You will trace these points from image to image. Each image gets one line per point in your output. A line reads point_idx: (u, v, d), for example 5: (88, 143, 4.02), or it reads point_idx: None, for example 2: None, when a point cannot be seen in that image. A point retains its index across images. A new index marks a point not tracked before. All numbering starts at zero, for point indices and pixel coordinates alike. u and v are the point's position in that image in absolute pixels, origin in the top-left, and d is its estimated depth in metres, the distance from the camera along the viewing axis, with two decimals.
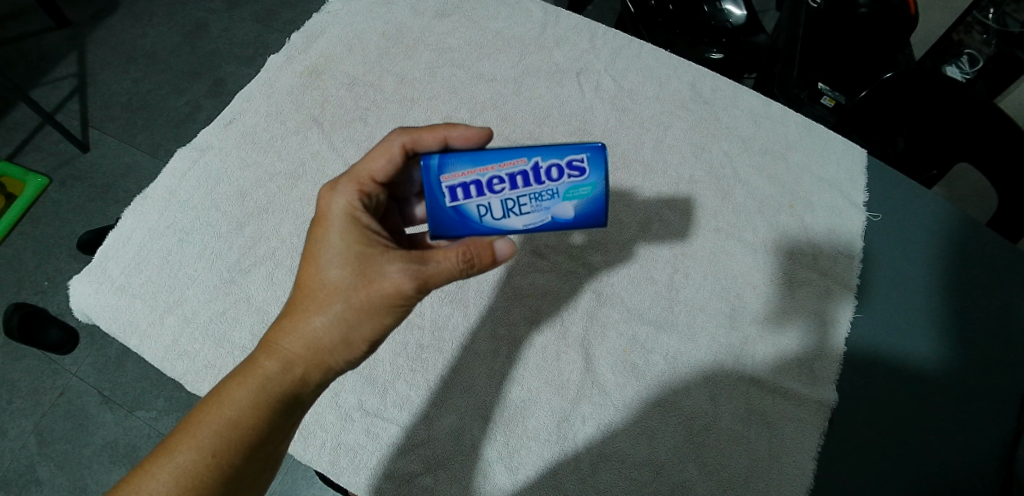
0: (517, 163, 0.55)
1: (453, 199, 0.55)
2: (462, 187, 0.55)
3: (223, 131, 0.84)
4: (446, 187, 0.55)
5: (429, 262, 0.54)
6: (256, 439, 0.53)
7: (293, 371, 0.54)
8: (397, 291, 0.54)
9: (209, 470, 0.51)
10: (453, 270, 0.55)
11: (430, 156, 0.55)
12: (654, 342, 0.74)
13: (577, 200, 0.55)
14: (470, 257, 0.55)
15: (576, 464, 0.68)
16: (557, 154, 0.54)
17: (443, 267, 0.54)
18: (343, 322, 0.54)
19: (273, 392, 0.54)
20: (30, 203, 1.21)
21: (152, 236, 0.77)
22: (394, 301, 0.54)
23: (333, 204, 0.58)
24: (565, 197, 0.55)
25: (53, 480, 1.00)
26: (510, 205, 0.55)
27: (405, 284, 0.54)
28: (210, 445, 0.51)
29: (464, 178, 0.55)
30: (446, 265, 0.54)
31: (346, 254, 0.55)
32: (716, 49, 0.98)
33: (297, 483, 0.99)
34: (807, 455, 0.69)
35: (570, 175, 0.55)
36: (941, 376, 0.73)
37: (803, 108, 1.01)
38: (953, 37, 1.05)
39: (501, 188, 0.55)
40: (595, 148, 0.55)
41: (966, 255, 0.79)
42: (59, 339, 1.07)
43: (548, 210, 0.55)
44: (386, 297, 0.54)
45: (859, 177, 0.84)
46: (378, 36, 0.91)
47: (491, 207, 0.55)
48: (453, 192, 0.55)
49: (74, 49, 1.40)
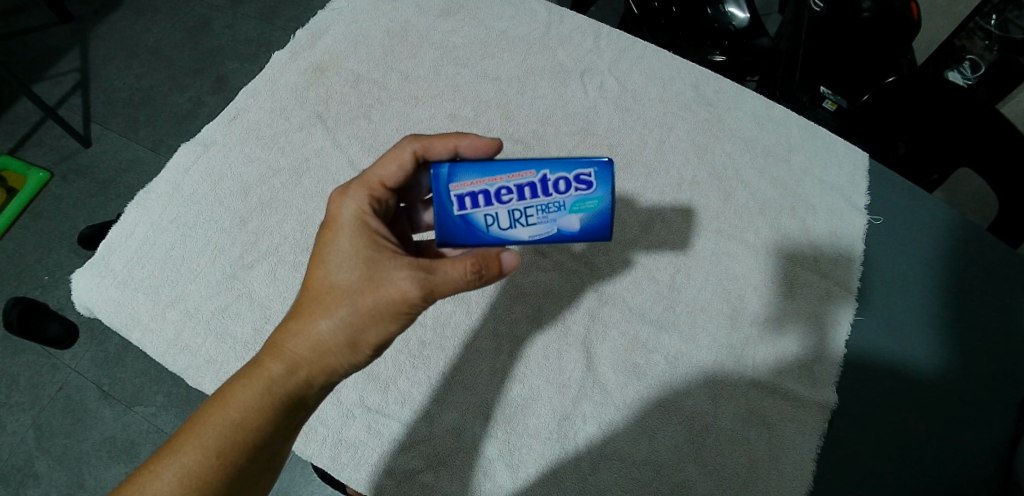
0: (526, 174, 0.54)
1: (461, 208, 0.55)
2: (470, 196, 0.55)
3: (228, 127, 0.84)
4: (455, 196, 0.55)
5: (436, 270, 0.54)
6: (260, 441, 0.53)
7: (300, 375, 0.54)
8: (403, 297, 0.54)
9: (210, 471, 0.50)
10: (460, 279, 0.55)
11: (441, 164, 0.54)
12: (655, 341, 0.74)
13: (584, 213, 0.55)
14: (479, 267, 0.55)
15: (576, 463, 0.68)
16: (565, 168, 0.54)
17: (450, 277, 0.54)
18: (349, 327, 0.54)
19: (277, 394, 0.54)
20: (31, 197, 1.21)
21: (154, 231, 0.77)
22: (400, 307, 0.54)
23: (343, 208, 0.58)
24: (572, 210, 0.55)
25: (51, 475, 1.00)
26: (517, 216, 0.55)
27: (412, 292, 0.54)
28: (212, 450, 0.51)
29: (472, 188, 0.54)
30: (453, 277, 0.54)
31: (355, 258, 0.55)
32: (720, 52, 0.97)
33: (295, 481, 1.00)
34: (806, 457, 0.69)
35: (577, 188, 0.55)
36: (940, 381, 0.73)
37: (806, 112, 1.02)
38: (955, 43, 1.06)
39: (509, 199, 0.55)
40: (603, 163, 0.54)
41: (966, 260, 0.79)
42: (57, 333, 1.07)
43: (554, 222, 0.55)
44: (392, 302, 0.54)
45: (860, 180, 0.84)
46: (383, 34, 0.91)
47: (498, 218, 0.55)
48: (461, 201, 0.55)
49: (77, 43, 1.39)
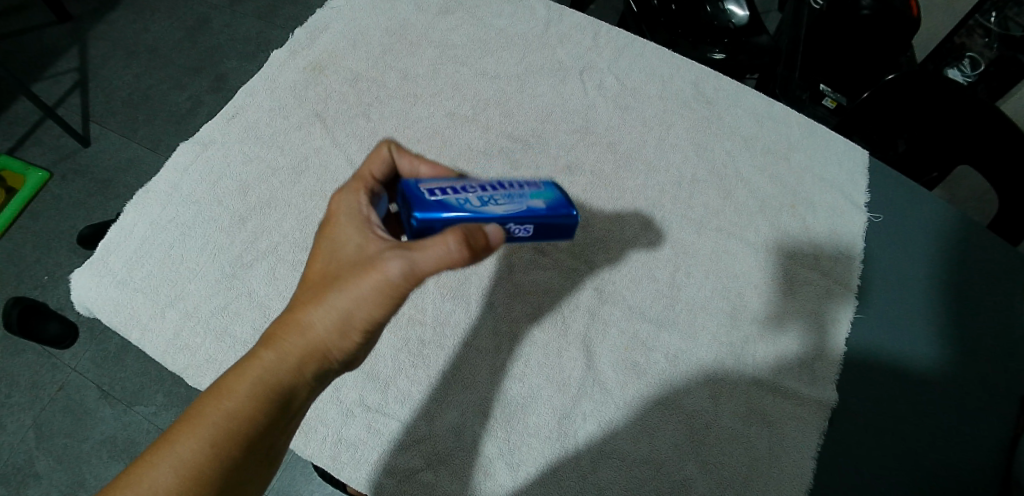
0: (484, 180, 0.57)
1: (433, 195, 0.53)
2: (439, 188, 0.54)
3: (227, 125, 0.84)
4: (425, 188, 0.54)
5: (417, 248, 0.51)
6: (253, 431, 0.52)
7: (293, 363, 0.54)
8: (389, 278, 0.52)
9: (205, 462, 0.50)
10: (442, 253, 0.50)
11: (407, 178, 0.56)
12: (655, 339, 0.74)
13: (546, 199, 0.55)
14: (464, 239, 0.50)
15: (576, 461, 0.68)
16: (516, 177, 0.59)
17: (433, 254, 0.50)
18: (339, 314, 0.54)
19: (270, 382, 0.53)
20: (30, 197, 1.21)
21: (153, 230, 0.77)
22: (389, 290, 0.53)
23: (340, 202, 0.58)
24: (535, 196, 0.55)
25: (51, 475, 1.00)
26: (487, 200, 0.54)
27: (400, 273, 0.52)
28: (204, 440, 0.50)
29: (440, 185, 0.55)
30: (437, 254, 0.50)
31: (347, 247, 0.55)
32: (720, 49, 0.98)
33: (296, 480, 1.00)
34: (807, 455, 0.69)
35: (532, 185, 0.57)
36: (940, 378, 0.73)
37: (805, 109, 1.03)
38: (955, 40, 1.06)
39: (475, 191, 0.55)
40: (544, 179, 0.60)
41: (966, 257, 0.79)
42: (57, 333, 1.07)
43: (524, 202, 0.54)
44: (379, 285, 0.52)
45: (860, 178, 0.84)
46: (382, 32, 0.91)
47: (469, 200, 0.53)
48: (431, 191, 0.53)
49: (75, 43, 1.39)
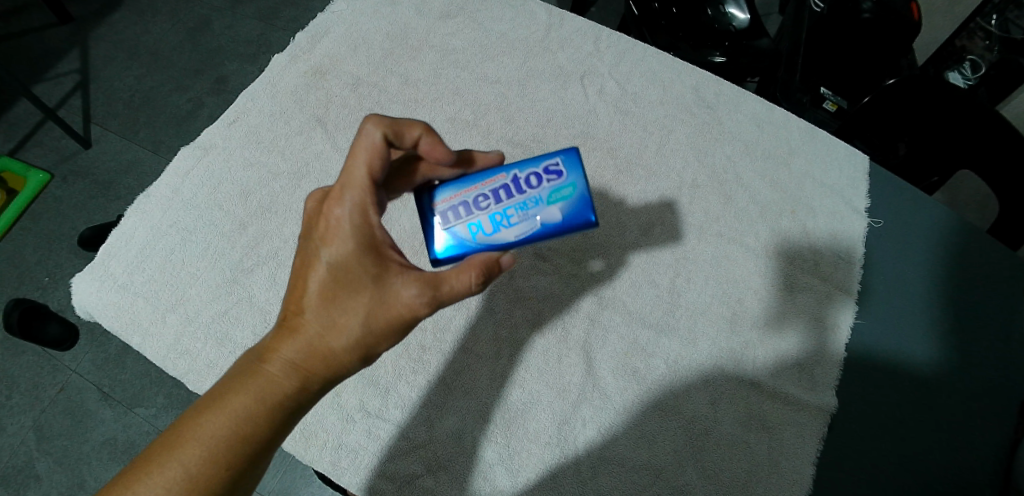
0: (498, 178, 0.55)
1: (445, 222, 0.55)
2: (451, 210, 0.55)
3: (228, 130, 0.84)
4: (438, 211, 0.55)
5: (443, 285, 0.52)
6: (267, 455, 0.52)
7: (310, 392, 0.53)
8: (411, 314, 0.52)
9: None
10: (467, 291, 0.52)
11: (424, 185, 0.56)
12: (654, 345, 0.74)
13: (561, 202, 0.53)
14: (483, 276, 0.52)
15: (576, 466, 0.68)
16: (534, 163, 0.54)
17: (457, 288, 0.52)
18: (366, 344, 0.53)
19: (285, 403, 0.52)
20: (31, 199, 1.21)
21: (154, 235, 0.77)
22: (406, 323, 0.53)
23: (344, 213, 0.53)
24: (550, 201, 0.53)
25: (51, 477, 1.00)
26: (499, 218, 0.54)
27: (426, 307, 0.52)
28: (217, 463, 0.49)
29: (452, 202, 0.55)
30: (463, 288, 0.52)
31: (362, 274, 0.53)
32: (720, 53, 0.97)
33: (296, 482, 1.00)
34: (807, 460, 0.69)
35: (548, 179, 0.54)
36: (940, 385, 0.73)
37: (806, 113, 1.02)
38: (956, 43, 1.07)
39: (487, 204, 0.54)
40: (569, 151, 0.54)
41: (966, 263, 0.79)
42: (58, 335, 1.07)
43: (536, 216, 0.53)
44: (399, 319, 0.53)
45: (861, 183, 0.84)
46: (383, 37, 0.91)
47: (481, 224, 0.54)
48: (444, 215, 0.55)
49: (77, 44, 1.39)
